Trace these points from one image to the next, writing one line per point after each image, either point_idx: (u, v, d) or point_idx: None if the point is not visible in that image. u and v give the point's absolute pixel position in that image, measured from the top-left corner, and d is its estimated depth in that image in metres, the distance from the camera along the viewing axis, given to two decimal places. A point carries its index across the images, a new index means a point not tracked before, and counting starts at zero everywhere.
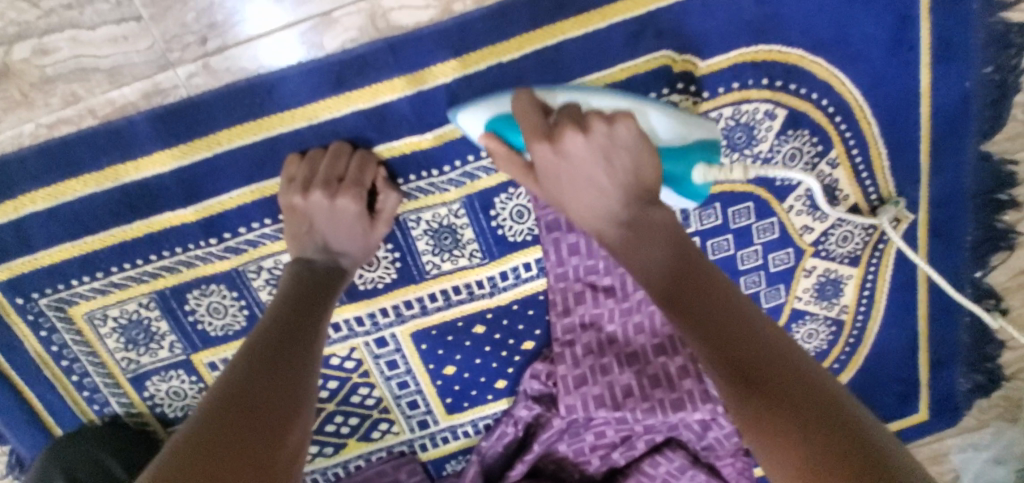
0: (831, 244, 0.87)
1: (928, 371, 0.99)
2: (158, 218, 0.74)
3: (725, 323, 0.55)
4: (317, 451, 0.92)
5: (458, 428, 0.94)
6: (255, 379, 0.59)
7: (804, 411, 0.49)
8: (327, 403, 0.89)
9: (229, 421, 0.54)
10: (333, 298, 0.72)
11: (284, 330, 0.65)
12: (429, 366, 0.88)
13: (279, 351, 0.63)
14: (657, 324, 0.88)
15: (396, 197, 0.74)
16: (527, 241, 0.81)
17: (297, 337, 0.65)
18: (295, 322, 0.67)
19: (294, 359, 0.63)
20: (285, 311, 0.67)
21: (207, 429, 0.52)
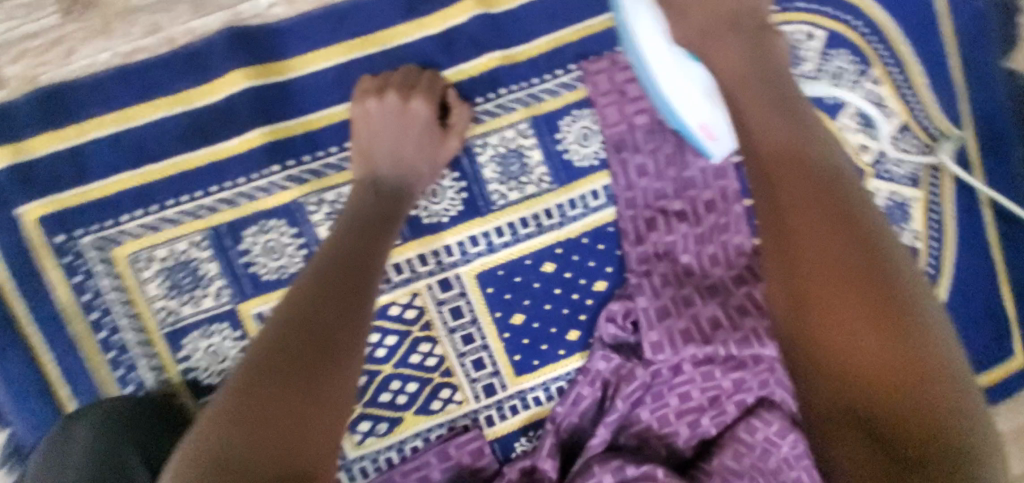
0: (891, 163, 0.87)
1: (1017, 307, 0.93)
2: (222, 145, 0.72)
3: (827, 222, 0.56)
4: (369, 429, 0.81)
5: (528, 394, 0.84)
6: (309, 322, 0.58)
7: (875, 342, 0.50)
8: (384, 365, 0.80)
9: (289, 366, 0.54)
10: (391, 235, 0.70)
11: (337, 268, 0.64)
12: (496, 314, 0.81)
13: (332, 289, 0.62)
14: (732, 255, 0.83)
15: (468, 112, 0.75)
16: (593, 166, 0.80)
17: (348, 274, 0.64)
18: (348, 260, 0.65)
19: (346, 298, 0.61)
20: (337, 248, 0.66)
21: (268, 372, 0.53)
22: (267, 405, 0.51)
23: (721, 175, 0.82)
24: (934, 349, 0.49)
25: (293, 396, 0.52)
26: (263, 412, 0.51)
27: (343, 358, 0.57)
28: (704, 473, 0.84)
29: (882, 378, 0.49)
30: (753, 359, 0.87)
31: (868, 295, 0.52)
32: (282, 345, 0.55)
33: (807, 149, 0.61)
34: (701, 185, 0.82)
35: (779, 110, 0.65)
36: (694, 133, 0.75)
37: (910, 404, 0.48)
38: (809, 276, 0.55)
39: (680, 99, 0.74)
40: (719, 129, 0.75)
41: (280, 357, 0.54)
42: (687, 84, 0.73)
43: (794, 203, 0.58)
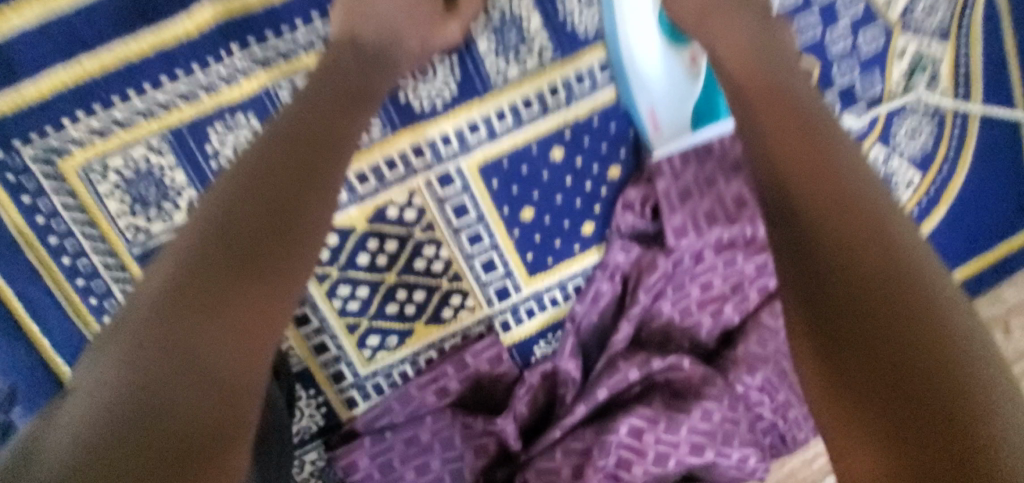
0: (918, 15, 0.80)
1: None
2: (171, 26, 0.62)
3: (819, 166, 0.50)
4: (379, 344, 0.75)
5: (544, 295, 0.78)
6: (269, 201, 0.50)
7: (913, 334, 0.40)
8: (387, 273, 0.73)
9: (243, 250, 0.47)
10: (362, 104, 0.60)
11: (307, 142, 0.55)
12: (503, 210, 0.74)
13: (297, 165, 0.53)
14: None
15: (478, 1, 0.67)
16: (600, 33, 0.71)
17: (319, 150, 0.55)
18: (313, 131, 0.56)
19: (315, 178, 0.53)
20: (304, 114, 0.56)
21: (214, 251, 0.46)
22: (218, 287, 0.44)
23: None
24: (975, 366, 0.39)
25: (249, 281, 0.45)
26: (216, 294, 0.44)
27: (306, 247, 0.50)
28: (731, 361, 0.81)
29: (886, 361, 0.40)
30: None
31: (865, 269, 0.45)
32: (232, 222, 0.48)
33: (803, 103, 0.56)
34: None
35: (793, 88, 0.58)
36: (642, 115, 0.72)
37: (932, 361, 0.39)
38: (803, 224, 0.48)
39: (643, 77, 0.70)
40: (669, 120, 0.72)
41: (237, 237, 0.47)
42: (660, 82, 0.70)
43: (794, 149, 0.51)
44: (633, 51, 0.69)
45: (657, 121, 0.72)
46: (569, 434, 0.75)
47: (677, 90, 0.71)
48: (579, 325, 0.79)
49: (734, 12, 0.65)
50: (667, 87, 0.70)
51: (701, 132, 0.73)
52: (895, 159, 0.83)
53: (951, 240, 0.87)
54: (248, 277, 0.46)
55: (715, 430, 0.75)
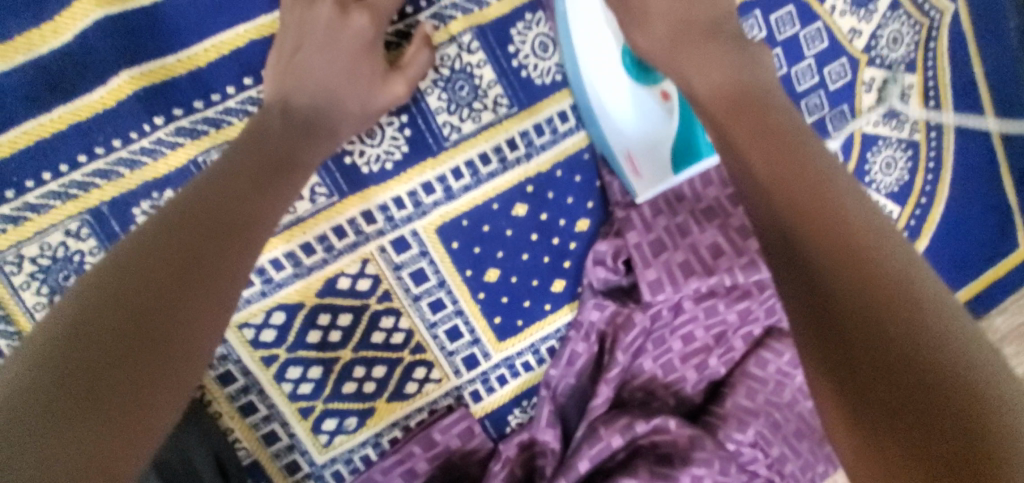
0: (884, 47, 0.78)
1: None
2: (87, 100, 0.57)
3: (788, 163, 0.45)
4: (336, 427, 0.68)
5: (515, 360, 0.73)
6: (138, 305, 0.39)
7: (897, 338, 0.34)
8: (341, 350, 0.67)
9: (94, 377, 0.35)
10: (281, 178, 0.52)
11: (202, 226, 0.45)
12: (466, 273, 0.69)
13: (196, 251, 0.43)
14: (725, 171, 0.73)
15: (429, 56, 0.61)
16: (557, 83, 0.67)
17: (217, 235, 0.45)
18: (211, 213, 0.46)
19: (210, 270, 0.43)
20: (202, 195, 0.47)
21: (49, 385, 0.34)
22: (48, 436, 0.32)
23: None
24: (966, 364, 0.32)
25: (96, 423, 0.34)
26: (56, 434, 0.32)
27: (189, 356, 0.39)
28: (719, 416, 0.76)
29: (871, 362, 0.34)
30: (758, 286, 0.76)
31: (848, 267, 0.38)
32: (83, 340, 0.36)
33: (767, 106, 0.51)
34: None
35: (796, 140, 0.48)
36: (619, 160, 0.67)
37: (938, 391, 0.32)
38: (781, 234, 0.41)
39: (615, 110, 0.65)
40: (648, 164, 0.66)
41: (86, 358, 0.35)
42: (623, 96, 0.65)
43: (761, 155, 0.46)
44: (597, 87, 0.64)
45: (636, 166, 0.67)
46: None
47: (652, 124, 0.66)
48: (554, 389, 0.73)
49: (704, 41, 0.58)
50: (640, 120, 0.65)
51: (680, 168, 0.67)
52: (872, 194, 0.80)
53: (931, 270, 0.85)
54: (96, 415, 0.34)
55: None
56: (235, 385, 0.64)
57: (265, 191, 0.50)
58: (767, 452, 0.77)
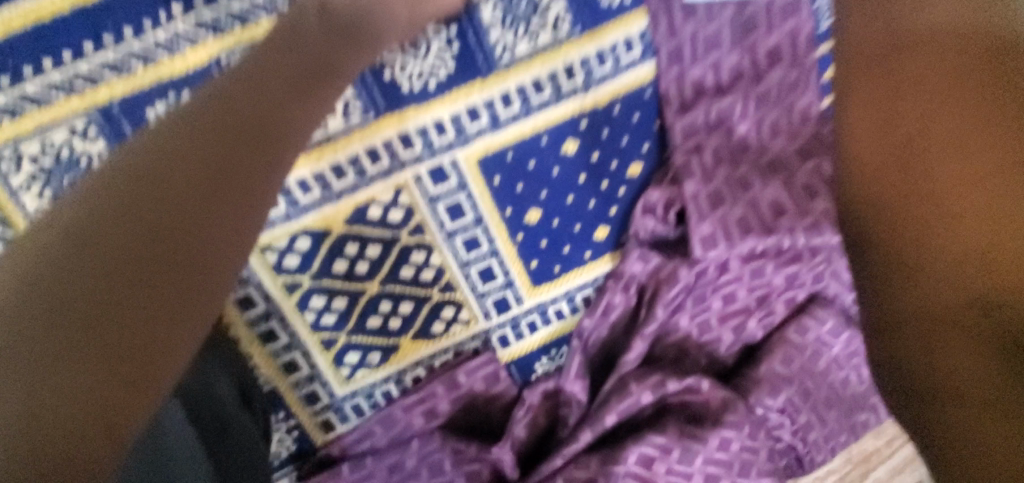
0: None
1: None
2: None
3: None
4: (359, 361, 0.65)
5: (548, 307, 0.69)
6: (151, 218, 0.33)
7: None
8: (368, 283, 0.63)
9: (111, 299, 0.30)
10: (314, 91, 0.46)
11: (220, 128, 0.39)
12: (505, 212, 0.64)
13: (226, 152, 0.38)
14: (797, 122, 0.66)
15: None
16: (625, 5, 0.60)
17: (239, 143, 0.39)
18: (232, 115, 0.40)
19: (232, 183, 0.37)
20: (216, 103, 0.40)
21: (63, 310, 0.29)
22: (62, 368, 0.28)
23: (791, 10, 0.62)
24: None
25: (124, 336, 0.30)
26: (73, 341, 0.29)
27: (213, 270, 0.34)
28: (750, 380, 0.74)
29: None
30: (809, 250, 0.72)
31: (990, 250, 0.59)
32: (108, 237, 0.32)
33: None
34: (764, 27, 0.63)
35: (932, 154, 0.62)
36: None
37: None
38: None
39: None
40: None
41: (102, 279, 0.31)
42: None
43: None
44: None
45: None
46: (572, 463, 0.67)
47: None
48: (587, 340, 0.70)
49: None
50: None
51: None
52: None
53: None
54: (114, 328, 0.30)
55: (732, 460, 0.67)
56: (255, 310, 0.61)
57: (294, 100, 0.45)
58: (793, 419, 0.75)
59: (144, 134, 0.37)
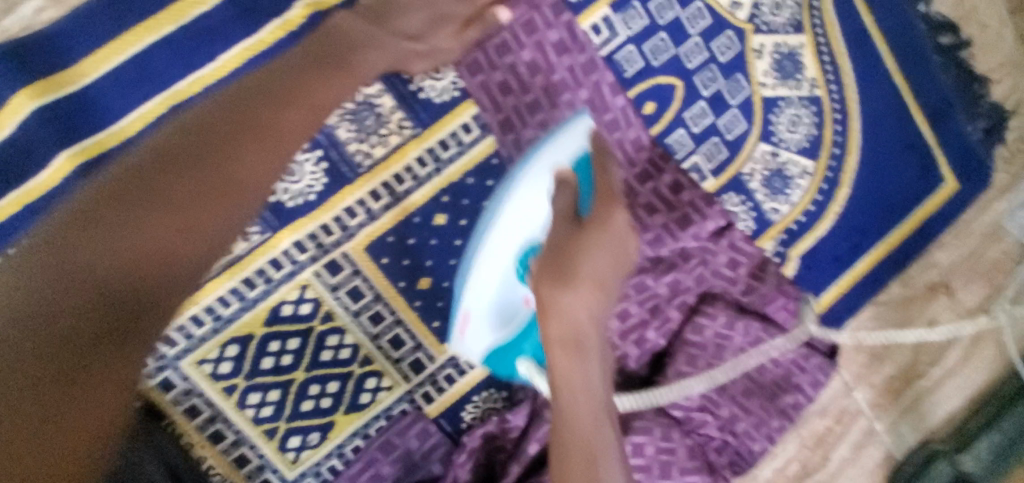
0: (766, 14, 0.82)
1: (945, 130, 0.91)
2: (35, 181, 0.63)
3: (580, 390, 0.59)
4: (301, 443, 0.74)
5: (460, 358, 0.78)
6: (136, 273, 0.46)
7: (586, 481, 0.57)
8: (295, 371, 0.73)
9: (76, 329, 0.43)
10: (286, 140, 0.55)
11: (185, 173, 0.50)
12: (400, 285, 0.75)
13: (219, 186, 0.51)
14: (631, 152, 0.80)
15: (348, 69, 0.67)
16: (454, 99, 0.74)
17: (180, 191, 0.49)
18: (197, 158, 0.51)
19: (122, 245, 0.46)
20: (229, 115, 0.53)
21: (66, 266, 0.44)
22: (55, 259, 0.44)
23: (592, 68, 0.77)
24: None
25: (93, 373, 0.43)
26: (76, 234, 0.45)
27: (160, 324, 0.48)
28: (662, 385, 0.81)
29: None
30: (682, 256, 0.82)
31: (571, 347, 0.58)
32: (132, 245, 0.46)
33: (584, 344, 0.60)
34: (576, 87, 0.76)
35: (602, 275, 0.58)
36: (457, 313, 0.70)
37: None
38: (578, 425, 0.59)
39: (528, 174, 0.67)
40: (472, 331, 0.71)
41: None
42: (494, 278, 0.68)
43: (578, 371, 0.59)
44: (523, 188, 0.67)
45: (465, 327, 0.71)
46: None
47: (492, 323, 0.70)
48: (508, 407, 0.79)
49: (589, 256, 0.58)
50: (522, 225, 0.67)
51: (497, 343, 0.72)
52: (782, 154, 0.85)
53: (853, 215, 0.89)
54: (107, 341, 0.44)
55: (650, 463, 0.77)
56: (201, 416, 0.71)
57: (275, 130, 0.54)
58: (716, 413, 0.82)
59: (176, 133, 0.51)
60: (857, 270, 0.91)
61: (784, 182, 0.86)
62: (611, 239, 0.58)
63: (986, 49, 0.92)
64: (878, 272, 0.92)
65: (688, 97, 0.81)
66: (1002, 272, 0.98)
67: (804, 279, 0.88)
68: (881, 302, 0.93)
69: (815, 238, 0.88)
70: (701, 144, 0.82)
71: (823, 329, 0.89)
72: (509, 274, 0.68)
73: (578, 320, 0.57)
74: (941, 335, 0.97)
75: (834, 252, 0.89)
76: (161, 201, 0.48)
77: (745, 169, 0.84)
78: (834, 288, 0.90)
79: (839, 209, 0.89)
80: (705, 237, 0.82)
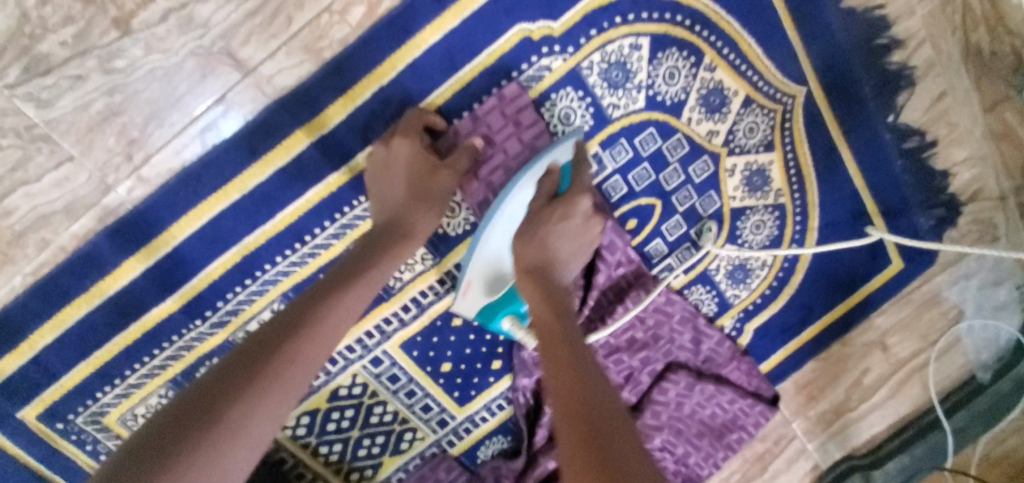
0: (740, 138, 0.93)
1: (898, 222, 1.04)
2: (150, 315, 0.83)
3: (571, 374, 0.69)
4: (360, 475, 1.01)
5: (474, 416, 1.01)
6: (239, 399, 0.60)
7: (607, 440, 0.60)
8: (352, 430, 0.98)
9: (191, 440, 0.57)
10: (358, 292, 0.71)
11: (276, 360, 0.63)
12: (427, 369, 0.96)
13: (310, 342, 0.66)
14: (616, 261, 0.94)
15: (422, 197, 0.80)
16: (466, 231, 0.89)
17: (289, 342, 0.65)
18: (248, 380, 0.61)
19: (245, 376, 0.61)
20: (337, 278, 0.72)
21: (212, 390, 0.61)
22: (202, 399, 0.60)
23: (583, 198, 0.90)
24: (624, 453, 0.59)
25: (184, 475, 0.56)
26: (214, 383, 0.61)
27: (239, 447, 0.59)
28: None
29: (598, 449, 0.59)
30: (653, 338, 1.02)
31: (534, 273, 0.80)
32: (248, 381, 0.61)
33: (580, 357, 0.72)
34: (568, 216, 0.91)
35: (564, 255, 0.84)
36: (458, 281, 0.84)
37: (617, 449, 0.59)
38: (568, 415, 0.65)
39: (513, 196, 0.83)
40: (472, 292, 0.85)
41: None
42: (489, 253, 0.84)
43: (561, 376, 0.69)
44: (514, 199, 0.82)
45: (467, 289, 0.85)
46: None
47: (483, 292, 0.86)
48: (513, 454, 1.04)
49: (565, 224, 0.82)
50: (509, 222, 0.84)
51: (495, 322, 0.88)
52: (745, 252, 1.00)
53: (803, 295, 1.06)
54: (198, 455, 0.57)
55: None
56: (287, 463, 0.97)
57: (314, 342, 0.66)
58: (672, 451, 1.07)
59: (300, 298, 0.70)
60: (802, 337, 1.10)
61: (746, 273, 1.02)
62: (580, 223, 0.83)
63: (952, 145, 1.02)
64: (821, 336, 1.11)
65: (665, 212, 0.95)
66: (936, 330, 1.15)
67: (756, 345, 1.08)
68: (821, 359, 1.14)
69: (767, 315, 1.06)
70: (674, 249, 0.97)
71: (769, 382, 1.09)
72: (502, 241, 0.85)
73: (558, 252, 0.83)
74: (874, 379, 1.17)
75: (784, 324, 1.07)
76: (268, 349, 0.64)
77: (712, 265, 1.00)
78: (782, 351, 1.10)
79: (791, 290, 1.05)
80: (673, 322, 1.01)
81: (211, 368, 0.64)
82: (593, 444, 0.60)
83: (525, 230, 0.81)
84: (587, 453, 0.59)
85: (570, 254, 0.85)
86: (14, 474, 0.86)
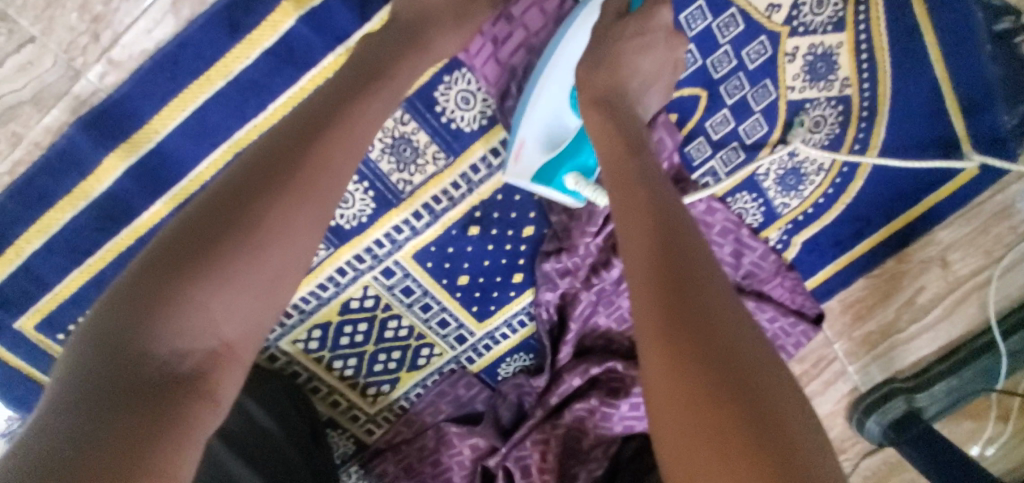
0: (807, 14, 0.79)
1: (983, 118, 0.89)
2: (140, 220, 0.76)
3: (683, 287, 0.50)
4: (376, 391, 0.98)
5: (494, 333, 0.96)
6: (266, 184, 0.55)
7: (732, 362, 0.46)
8: (366, 345, 0.93)
9: (221, 227, 0.53)
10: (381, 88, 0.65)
11: (303, 148, 0.58)
12: (443, 282, 0.89)
13: (336, 130, 0.60)
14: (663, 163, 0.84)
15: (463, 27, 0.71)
16: (482, 127, 0.79)
17: (314, 128, 0.59)
18: (277, 179, 0.56)
19: (270, 162, 0.57)
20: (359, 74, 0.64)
21: (239, 178, 0.56)
22: (229, 188, 0.55)
23: None
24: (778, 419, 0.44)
25: (216, 258, 0.51)
26: (241, 173, 0.56)
27: (275, 235, 0.54)
28: None
29: (732, 381, 0.45)
30: None
31: (603, 105, 0.68)
32: (274, 166, 0.56)
33: (694, 273, 0.51)
34: None
35: (646, 76, 0.72)
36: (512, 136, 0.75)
37: (757, 389, 0.45)
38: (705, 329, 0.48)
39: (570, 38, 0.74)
40: (526, 149, 0.76)
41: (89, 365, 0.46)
42: (549, 98, 0.75)
43: (667, 295, 0.50)
44: (579, 24, 0.73)
45: (520, 152, 0.76)
46: (533, 429, 0.95)
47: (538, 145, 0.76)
48: (536, 372, 0.99)
49: (642, 51, 0.70)
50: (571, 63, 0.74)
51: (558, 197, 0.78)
52: (799, 154, 0.88)
53: (860, 206, 0.95)
54: (228, 237, 0.52)
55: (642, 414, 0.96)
56: (302, 376, 0.95)
57: (343, 128, 0.60)
58: None
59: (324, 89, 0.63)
60: (854, 252, 0.99)
61: (798, 179, 0.90)
62: (662, 39, 0.72)
63: None
64: (875, 251, 1.00)
65: (711, 105, 0.83)
66: (1004, 245, 1.04)
67: (802, 261, 0.98)
68: (871, 275, 1.04)
69: (819, 227, 0.95)
70: (719, 150, 0.86)
71: (814, 300, 1.00)
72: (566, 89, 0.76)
73: (640, 71, 0.71)
74: (927, 299, 1.08)
75: (835, 237, 0.97)
76: (295, 136, 0.59)
77: (760, 169, 0.88)
78: (831, 267, 1.00)
79: (848, 200, 0.94)
80: (712, 233, 0.91)
81: (229, 171, 0.57)
82: (726, 373, 0.45)
83: (591, 55, 0.70)
84: (692, 366, 0.46)
85: (650, 76, 0.72)
86: (22, 385, 0.83)
